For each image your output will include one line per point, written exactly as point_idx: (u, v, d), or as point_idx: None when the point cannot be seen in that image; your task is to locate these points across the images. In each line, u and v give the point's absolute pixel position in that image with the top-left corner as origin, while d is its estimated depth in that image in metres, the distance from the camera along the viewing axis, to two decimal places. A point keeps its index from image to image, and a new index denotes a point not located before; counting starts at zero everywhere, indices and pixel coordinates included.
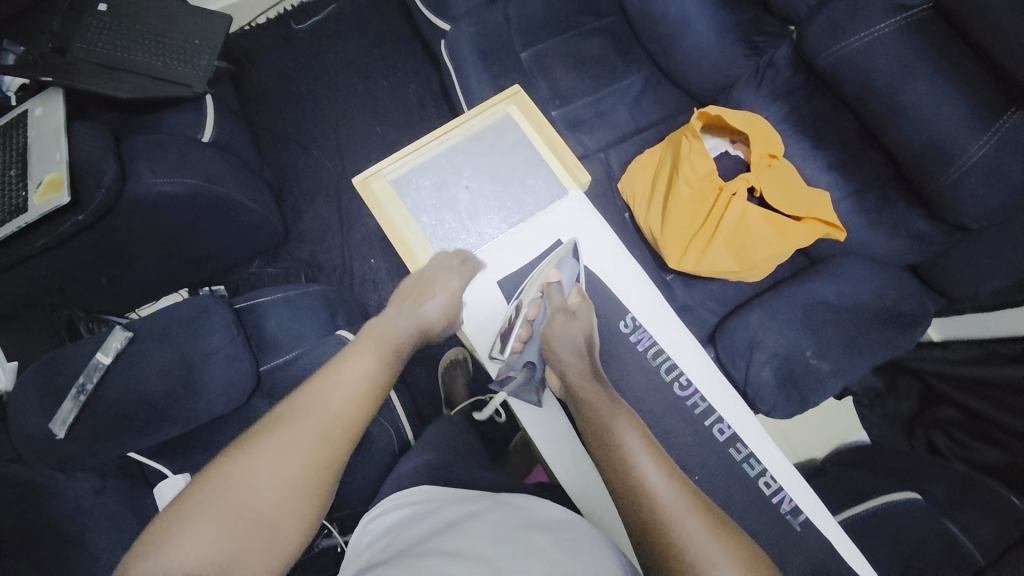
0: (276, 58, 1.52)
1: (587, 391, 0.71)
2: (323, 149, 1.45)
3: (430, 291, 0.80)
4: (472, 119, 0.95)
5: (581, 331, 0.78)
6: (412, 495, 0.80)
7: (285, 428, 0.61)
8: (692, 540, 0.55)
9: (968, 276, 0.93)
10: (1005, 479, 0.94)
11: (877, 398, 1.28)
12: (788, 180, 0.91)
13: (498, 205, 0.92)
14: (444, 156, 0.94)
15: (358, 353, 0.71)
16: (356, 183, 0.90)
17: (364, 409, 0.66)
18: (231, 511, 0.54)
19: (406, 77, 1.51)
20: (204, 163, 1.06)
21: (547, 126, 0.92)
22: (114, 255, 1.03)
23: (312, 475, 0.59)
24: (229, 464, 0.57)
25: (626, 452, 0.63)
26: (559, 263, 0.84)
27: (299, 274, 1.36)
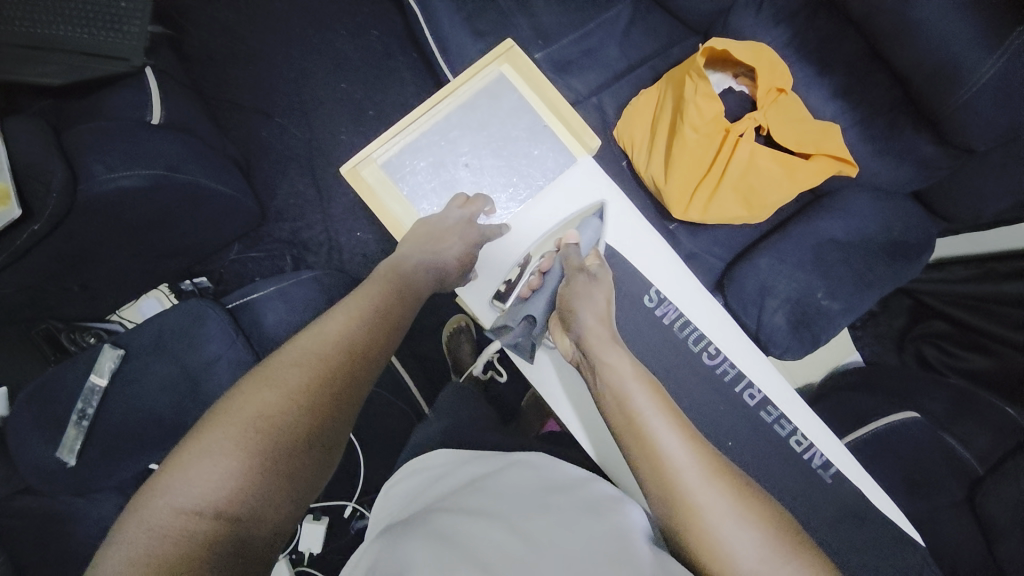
0: (214, 12, 1.35)
1: (603, 356, 0.64)
2: (287, 115, 1.32)
3: (449, 237, 0.77)
4: (463, 86, 0.87)
5: (600, 293, 0.72)
6: (429, 459, 0.75)
7: (306, 359, 0.55)
8: (708, 505, 0.52)
9: (973, 198, 0.92)
10: (1002, 388, 1.02)
11: (868, 316, 1.30)
12: (797, 114, 0.87)
13: (503, 180, 0.87)
14: (437, 132, 0.87)
15: (373, 293, 0.66)
16: (345, 173, 0.84)
17: (383, 345, 0.61)
18: (256, 437, 0.48)
19: (367, 22, 1.35)
20: (159, 148, 0.95)
21: (548, 88, 0.85)
22: (81, 261, 0.95)
23: (337, 404, 0.54)
24: (247, 394, 0.51)
25: (643, 420, 0.58)
26: (582, 224, 0.81)
27: (284, 255, 1.29)
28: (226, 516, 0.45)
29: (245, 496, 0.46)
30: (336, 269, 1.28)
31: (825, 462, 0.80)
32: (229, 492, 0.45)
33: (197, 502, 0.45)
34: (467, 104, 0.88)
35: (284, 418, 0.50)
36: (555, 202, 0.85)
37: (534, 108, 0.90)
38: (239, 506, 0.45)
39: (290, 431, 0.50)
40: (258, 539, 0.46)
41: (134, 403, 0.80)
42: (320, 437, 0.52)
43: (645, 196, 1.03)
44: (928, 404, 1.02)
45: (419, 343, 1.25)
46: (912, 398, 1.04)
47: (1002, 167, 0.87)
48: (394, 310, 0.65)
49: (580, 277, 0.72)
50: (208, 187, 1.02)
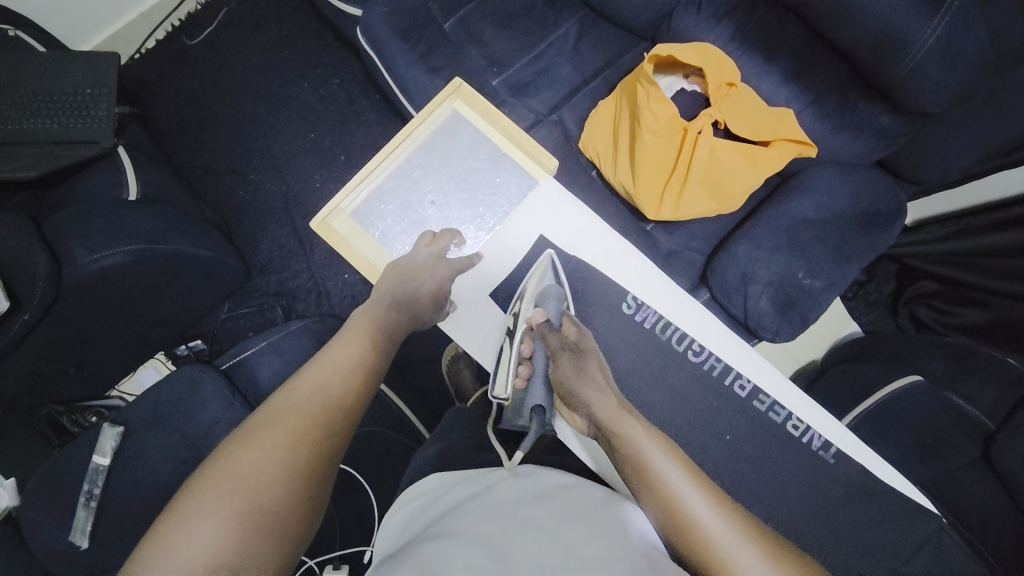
0: (179, 82, 1.38)
1: (618, 426, 0.63)
2: (260, 171, 1.35)
3: (421, 275, 0.78)
4: (419, 125, 0.90)
5: (592, 365, 0.71)
6: (427, 484, 0.74)
7: (284, 416, 0.56)
8: (749, 571, 0.52)
9: (936, 159, 0.93)
10: (993, 337, 1.03)
11: (858, 286, 1.30)
12: (750, 104, 0.90)
13: (470, 212, 0.89)
14: (400, 174, 0.89)
15: (348, 343, 0.68)
16: (316, 226, 0.85)
17: (358, 396, 0.62)
18: (241, 499, 0.48)
19: (326, 70, 1.39)
20: (138, 224, 0.97)
21: (501, 116, 0.88)
22: (74, 343, 0.96)
23: (319, 459, 0.55)
24: (229, 457, 0.52)
25: (667, 485, 0.57)
26: (543, 296, 0.80)
27: (274, 307, 1.30)
28: None
29: (230, 559, 0.45)
30: (327, 313, 1.29)
31: (825, 442, 0.80)
32: (215, 555, 0.45)
33: (181, 570, 0.44)
34: (425, 144, 0.90)
35: (265, 478, 0.50)
36: (526, 225, 0.87)
37: (491, 138, 0.92)
38: (224, 569, 0.44)
39: (273, 490, 0.50)
40: None
41: (139, 478, 0.81)
42: (303, 493, 0.52)
43: (618, 202, 1.05)
44: (928, 365, 1.03)
45: (419, 376, 1.25)
46: (912, 361, 1.05)
47: (956, 126, 0.89)
48: (369, 361, 0.67)
49: (564, 356, 0.71)
50: (191, 253, 1.03)
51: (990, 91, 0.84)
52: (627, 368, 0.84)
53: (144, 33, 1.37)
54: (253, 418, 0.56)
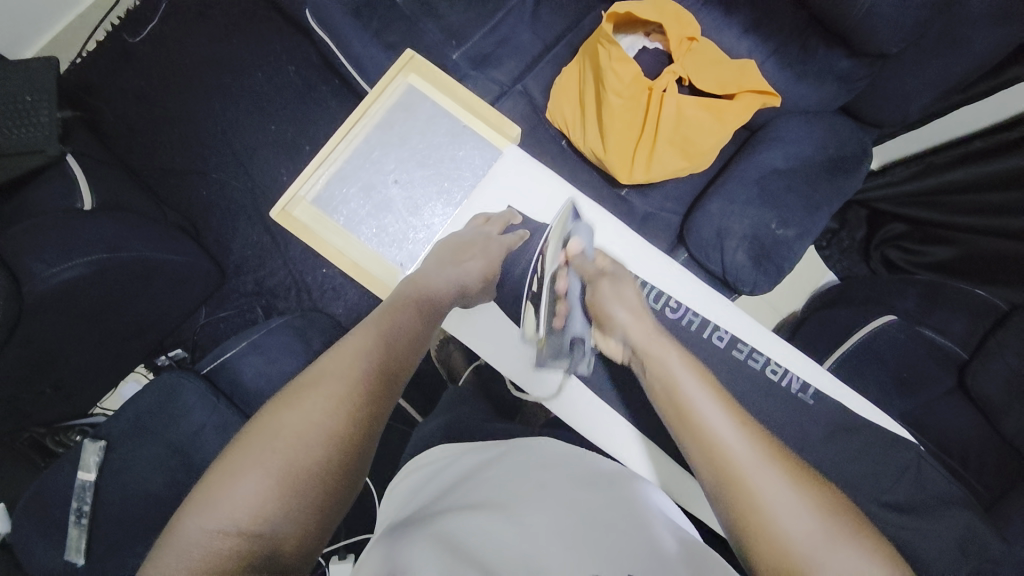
0: (125, 83, 1.32)
1: (650, 349, 0.64)
2: (223, 169, 1.30)
3: (472, 251, 0.77)
4: (374, 104, 0.88)
5: (628, 289, 0.71)
6: (434, 454, 0.75)
7: (331, 380, 0.55)
8: (766, 489, 0.51)
9: (897, 100, 0.94)
10: (961, 274, 1.09)
11: (831, 235, 1.32)
12: (712, 58, 0.89)
13: (435, 187, 0.87)
14: (359, 156, 0.87)
15: (396, 308, 0.66)
16: (277, 217, 0.83)
17: (404, 367, 0.61)
18: (285, 457, 0.49)
19: (281, 58, 1.34)
20: (98, 232, 0.93)
21: (457, 87, 0.87)
22: (46, 363, 0.92)
23: (358, 423, 0.53)
24: (278, 416, 0.52)
25: (692, 402, 0.58)
26: (572, 229, 0.77)
27: (254, 308, 1.27)
28: (253, 531, 0.46)
29: (275, 515, 0.47)
30: (310, 308, 1.26)
31: (803, 384, 0.82)
32: (264, 509, 0.47)
33: (227, 520, 0.46)
34: (383, 122, 0.88)
35: (307, 439, 0.50)
36: (494, 194, 0.86)
37: (451, 111, 0.91)
38: (264, 524, 0.46)
39: (314, 454, 0.50)
40: (283, 557, 0.47)
41: (129, 491, 0.79)
42: (344, 458, 0.51)
43: (591, 169, 1.04)
44: (900, 303, 1.07)
45: None
46: (885, 301, 1.08)
47: (915, 65, 0.89)
48: (414, 327, 0.65)
49: (603, 281, 0.71)
50: (159, 258, 1.00)
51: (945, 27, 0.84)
52: None
53: (84, 34, 1.30)
54: (304, 375, 0.56)
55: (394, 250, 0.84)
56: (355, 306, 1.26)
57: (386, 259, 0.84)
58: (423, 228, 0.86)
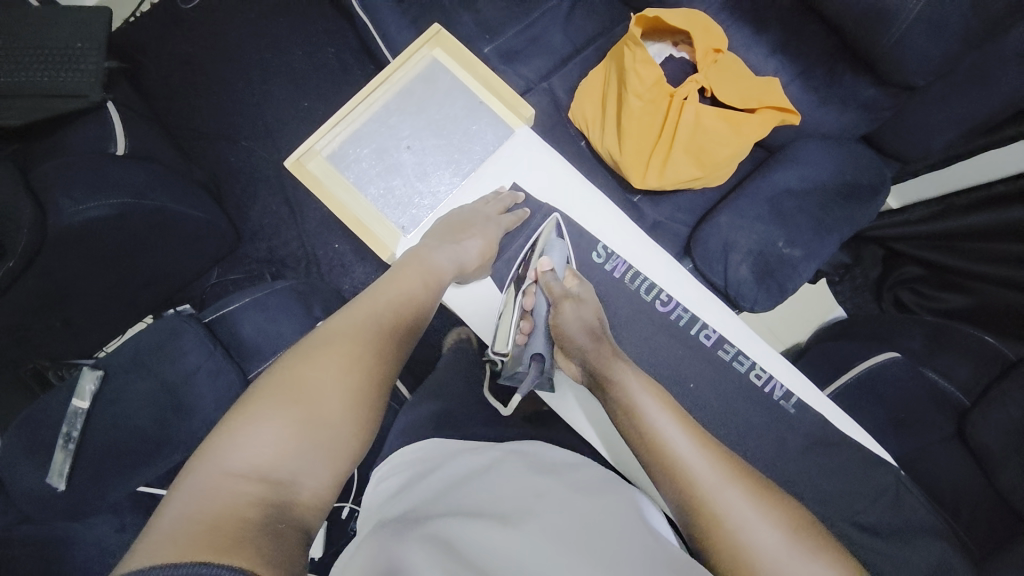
0: (173, 46, 1.38)
1: (612, 372, 0.67)
2: (253, 137, 1.35)
3: (471, 231, 0.79)
4: (397, 72, 0.90)
5: (588, 313, 0.75)
6: (413, 451, 0.73)
7: (344, 339, 0.56)
8: (732, 509, 0.52)
9: (921, 134, 0.93)
10: (975, 322, 1.06)
11: (844, 269, 1.28)
12: (736, 71, 0.90)
13: (446, 158, 0.89)
14: (377, 120, 0.89)
15: (405, 276, 0.68)
16: (290, 167, 0.85)
17: (409, 332, 0.63)
18: (303, 409, 0.50)
19: (321, 39, 1.38)
20: (125, 178, 0.97)
21: (479, 63, 0.89)
22: (58, 297, 0.95)
23: (372, 379, 0.55)
24: (293, 369, 0.52)
25: (657, 430, 0.59)
26: (548, 247, 0.81)
27: (263, 274, 1.30)
28: (274, 479, 0.46)
29: (293, 463, 0.47)
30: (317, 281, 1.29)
31: (787, 393, 0.81)
32: (283, 457, 0.47)
33: (246, 466, 0.45)
34: (403, 90, 0.90)
35: (324, 393, 0.51)
36: (499, 173, 0.89)
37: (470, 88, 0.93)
38: (284, 471, 0.47)
39: (330, 406, 0.51)
40: (302, 508, 0.46)
41: (118, 424, 0.81)
42: (360, 411, 0.53)
43: (606, 172, 1.05)
44: (906, 342, 1.06)
45: None
46: (890, 339, 1.07)
47: (941, 101, 0.89)
48: (421, 299, 0.67)
49: (566, 303, 0.74)
50: (180, 209, 1.04)
51: (975, 65, 0.84)
52: None
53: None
54: (315, 334, 0.57)
55: (398, 214, 0.86)
56: (360, 284, 1.28)
57: (389, 221, 0.86)
58: (429, 195, 0.88)
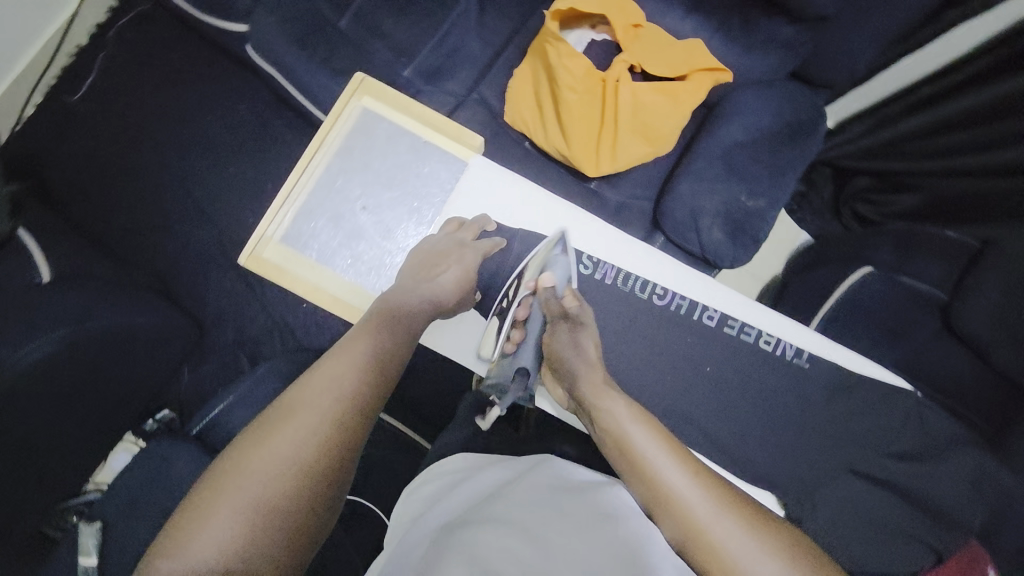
0: (72, 144, 1.28)
1: (599, 402, 0.64)
2: (187, 219, 1.27)
3: (446, 261, 0.74)
4: (330, 132, 0.86)
5: (588, 339, 0.71)
6: (446, 466, 0.73)
7: (298, 415, 0.54)
8: (727, 541, 0.52)
9: (843, 58, 0.96)
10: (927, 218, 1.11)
11: (800, 197, 1.35)
12: (660, 41, 0.90)
13: (405, 208, 0.86)
14: (323, 187, 0.85)
15: (368, 332, 0.64)
16: (247, 263, 0.81)
17: (376, 395, 0.59)
18: (253, 498, 0.49)
19: (230, 99, 1.31)
20: (63, 308, 0.90)
21: (412, 103, 0.86)
22: (27, 453, 0.86)
23: (330, 456, 0.53)
24: (245, 454, 0.51)
25: (647, 459, 0.58)
26: (550, 262, 0.77)
27: (238, 356, 1.24)
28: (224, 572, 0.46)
29: (243, 555, 0.47)
30: (296, 349, 1.23)
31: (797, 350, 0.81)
32: (234, 550, 0.47)
33: (197, 561, 0.46)
34: (341, 149, 0.86)
35: (274, 477, 0.50)
36: (464, 204, 0.84)
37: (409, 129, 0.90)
38: (236, 560, 0.47)
39: (282, 490, 0.50)
40: None
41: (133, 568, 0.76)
42: (315, 490, 0.52)
43: (559, 167, 1.03)
44: (877, 256, 1.08)
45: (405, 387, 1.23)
46: (859, 255, 1.11)
47: (854, 24, 0.91)
48: (387, 352, 0.63)
49: (564, 327, 0.70)
50: (130, 322, 0.97)
51: None
52: (600, 327, 0.83)
53: (20, 100, 1.27)
54: (271, 409, 0.55)
55: (373, 279, 0.82)
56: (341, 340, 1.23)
57: (365, 289, 0.82)
58: (398, 251, 0.84)
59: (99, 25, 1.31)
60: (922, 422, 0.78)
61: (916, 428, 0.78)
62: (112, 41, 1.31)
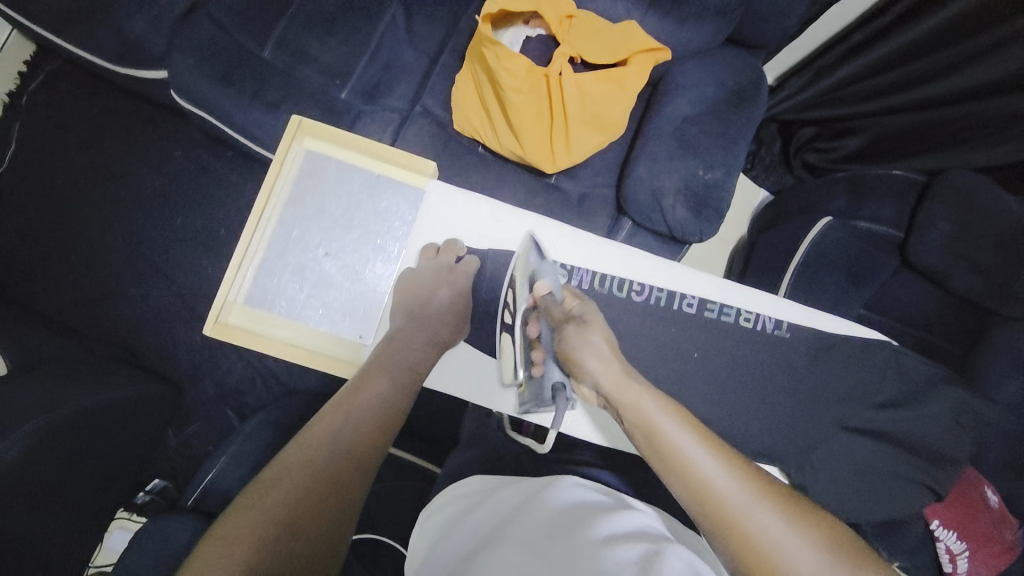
0: (1, 223, 1.20)
1: (623, 397, 0.62)
2: (141, 279, 1.21)
3: (435, 290, 0.78)
4: (276, 182, 0.83)
5: (598, 336, 0.67)
6: (457, 492, 0.72)
7: (307, 459, 0.55)
8: (762, 527, 0.54)
9: (772, 19, 0.97)
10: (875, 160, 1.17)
11: (752, 155, 1.38)
12: (594, 28, 0.89)
13: (369, 247, 0.83)
14: (279, 240, 0.82)
15: (370, 380, 0.66)
16: (214, 333, 0.78)
17: (381, 442, 0.61)
18: (252, 540, 0.47)
19: (163, 147, 1.24)
20: (27, 397, 0.85)
21: (357, 138, 0.83)
22: (21, 556, 0.82)
23: (337, 503, 0.53)
24: (252, 495, 0.51)
25: (681, 450, 0.58)
26: (537, 272, 0.75)
27: (222, 409, 1.20)
28: None
29: None
30: (282, 391, 1.20)
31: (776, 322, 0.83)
32: None
33: None
34: (291, 197, 0.83)
35: (276, 518, 0.49)
36: (427, 231, 0.84)
37: (359, 164, 0.87)
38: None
39: (285, 534, 0.48)
40: None
41: None
42: (319, 539, 0.51)
43: (515, 168, 1.02)
44: (832, 205, 1.12)
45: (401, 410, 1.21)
46: (818, 206, 1.14)
47: None
48: (391, 398, 0.65)
49: (570, 328, 0.67)
50: (104, 400, 0.93)
51: None
52: None
53: None
54: (281, 454, 0.56)
55: (350, 325, 0.81)
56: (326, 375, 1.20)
57: (345, 337, 0.81)
58: (370, 291, 0.82)
59: (8, 94, 1.21)
60: (899, 371, 0.82)
61: (894, 376, 0.81)
62: (24, 106, 1.22)
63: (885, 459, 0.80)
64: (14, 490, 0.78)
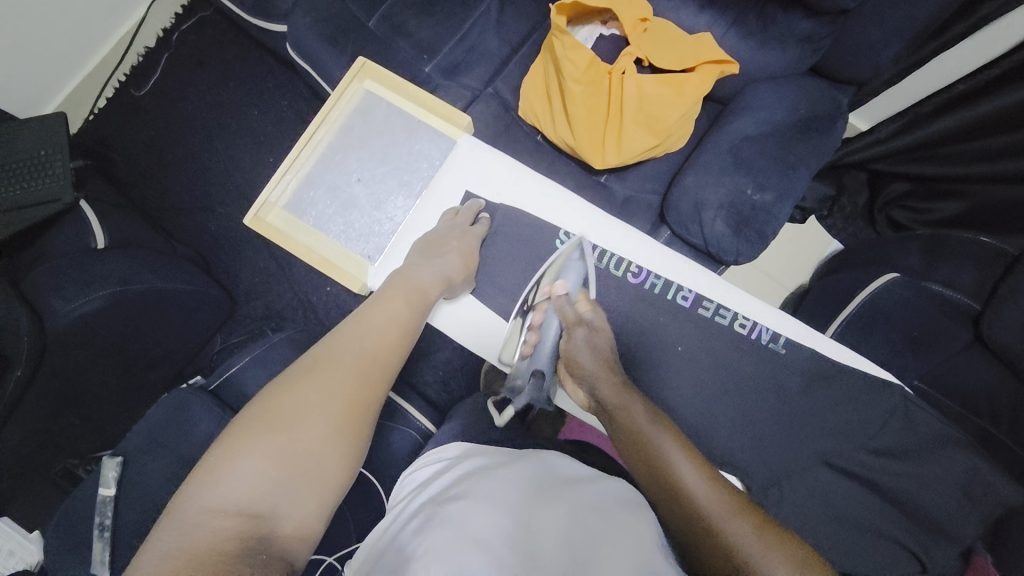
0: (134, 134, 1.42)
1: (621, 402, 0.68)
2: (228, 203, 1.38)
3: (449, 243, 0.83)
4: (333, 110, 0.96)
5: (600, 342, 0.76)
6: (437, 451, 0.74)
7: (327, 368, 0.59)
8: (734, 540, 0.53)
9: (865, 53, 0.93)
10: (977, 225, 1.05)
11: (832, 202, 1.27)
12: (669, 35, 0.91)
13: (396, 181, 0.95)
14: (324, 160, 0.95)
15: (388, 301, 0.71)
16: (251, 223, 0.91)
17: (394, 351, 0.66)
18: (285, 442, 0.52)
19: (273, 94, 1.42)
20: (108, 267, 1.00)
21: (407, 86, 0.94)
22: (73, 394, 0.98)
23: (359, 408, 0.58)
24: (277, 399, 0.56)
25: (666, 460, 0.61)
26: (563, 270, 0.85)
27: (265, 330, 1.33)
28: (253, 510, 0.49)
29: (270, 493, 0.50)
30: (317, 326, 1.31)
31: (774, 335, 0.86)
32: (265, 489, 0.50)
33: (227, 497, 0.49)
34: (343, 126, 0.96)
35: (305, 420, 0.54)
36: (450, 182, 0.93)
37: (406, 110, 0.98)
38: (266, 502, 0.50)
39: (314, 437, 0.54)
40: (286, 539, 0.50)
41: (144, 502, 0.83)
42: (344, 439, 0.56)
43: (568, 160, 1.05)
44: (903, 260, 1.02)
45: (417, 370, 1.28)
46: (887, 260, 1.04)
47: (875, 17, 0.88)
48: (404, 318, 0.70)
49: (577, 329, 0.76)
50: (169, 289, 1.06)
51: None
52: None
53: (95, 93, 1.42)
54: (301, 363, 0.60)
55: (362, 246, 0.92)
56: None
57: (356, 254, 0.92)
58: (387, 221, 0.94)
59: (164, 29, 1.45)
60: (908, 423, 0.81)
61: (899, 424, 0.81)
62: (175, 42, 1.45)
63: (864, 506, 0.80)
64: (82, 338, 0.94)
